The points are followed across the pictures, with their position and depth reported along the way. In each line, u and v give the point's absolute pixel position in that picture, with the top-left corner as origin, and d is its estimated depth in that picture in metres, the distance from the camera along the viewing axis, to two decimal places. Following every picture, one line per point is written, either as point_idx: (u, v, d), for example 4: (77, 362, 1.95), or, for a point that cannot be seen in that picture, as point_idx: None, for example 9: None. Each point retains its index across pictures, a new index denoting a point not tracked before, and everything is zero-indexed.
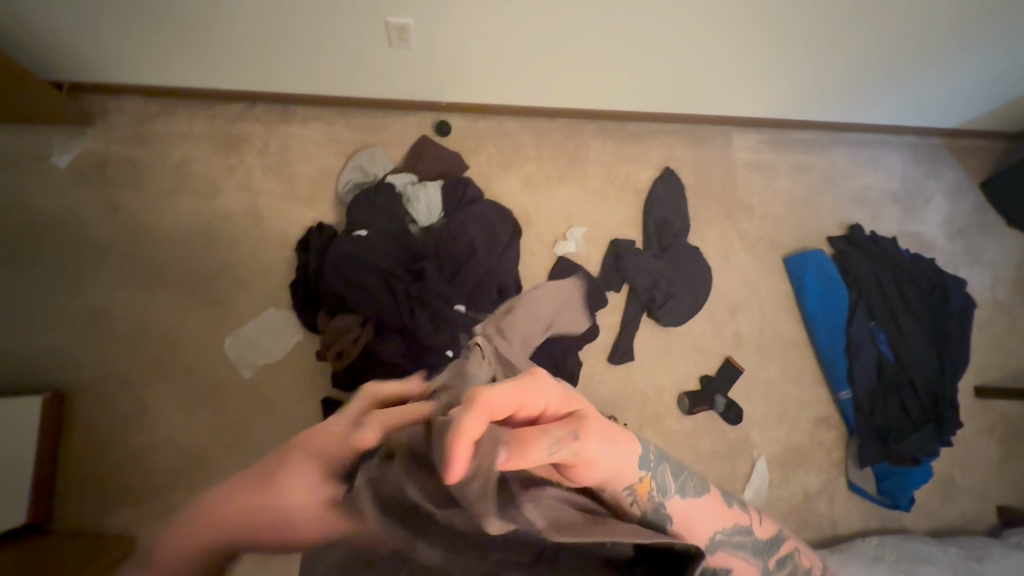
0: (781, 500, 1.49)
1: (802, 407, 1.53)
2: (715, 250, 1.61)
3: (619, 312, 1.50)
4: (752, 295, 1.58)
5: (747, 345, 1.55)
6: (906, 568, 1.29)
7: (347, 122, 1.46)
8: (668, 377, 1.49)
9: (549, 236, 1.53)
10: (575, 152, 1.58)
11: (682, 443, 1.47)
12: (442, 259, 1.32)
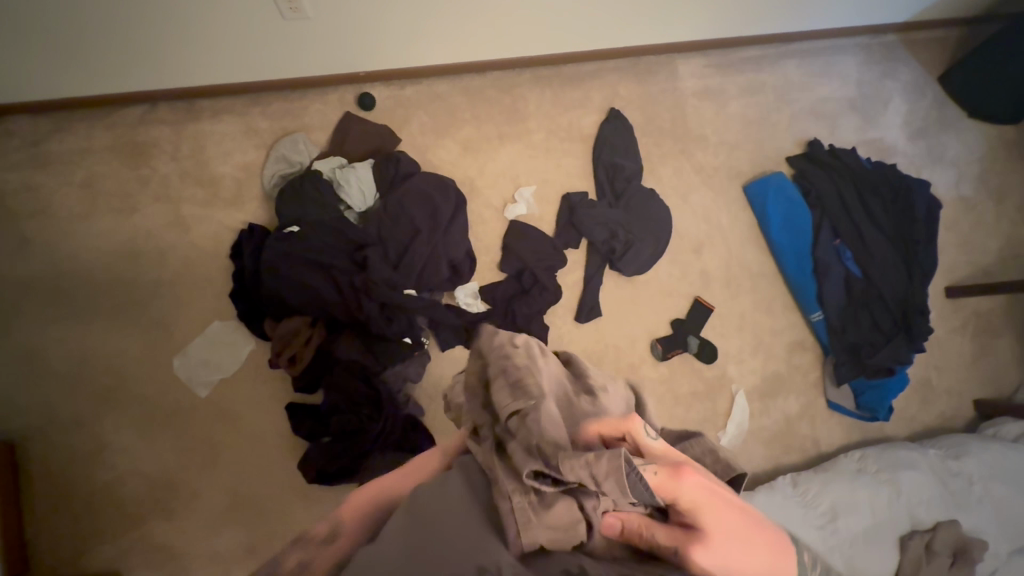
0: (765, 429, 1.49)
1: (776, 335, 1.53)
2: (672, 188, 1.54)
3: (581, 269, 1.45)
4: (714, 230, 1.55)
5: (714, 283, 1.53)
6: (888, 477, 1.34)
7: (262, 109, 1.35)
8: (638, 326, 1.46)
9: (497, 201, 1.46)
10: (513, 106, 1.49)
11: (659, 391, 1.45)
12: (385, 244, 1.25)
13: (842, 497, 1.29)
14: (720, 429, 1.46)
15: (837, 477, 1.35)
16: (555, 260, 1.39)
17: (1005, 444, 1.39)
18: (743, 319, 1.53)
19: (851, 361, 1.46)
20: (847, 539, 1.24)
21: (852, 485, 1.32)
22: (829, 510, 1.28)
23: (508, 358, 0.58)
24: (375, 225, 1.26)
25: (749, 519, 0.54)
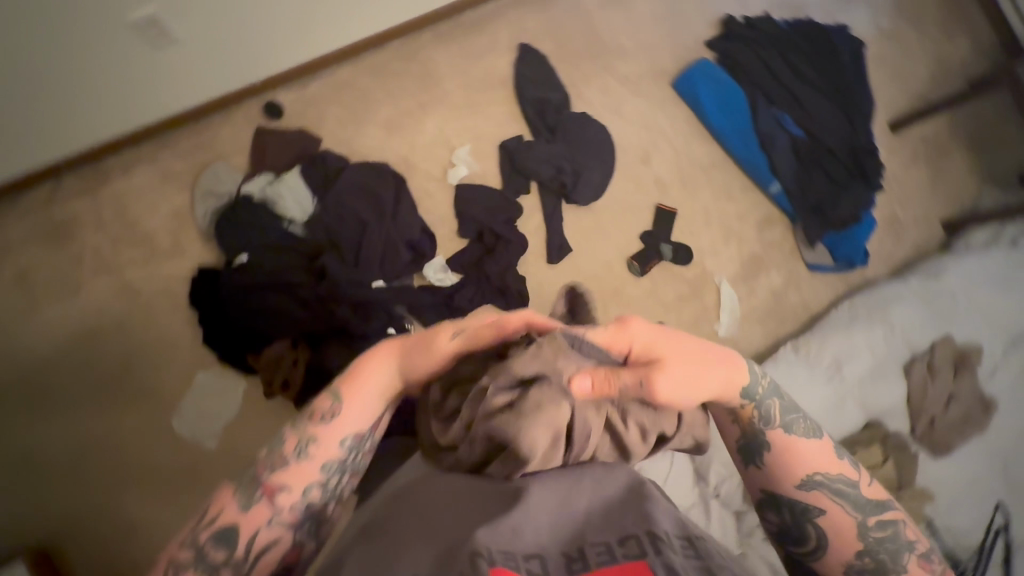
0: (756, 310, 1.52)
1: (742, 218, 1.55)
2: (603, 106, 1.52)
3: (540, 212, 1.43)
4: (656, 135, 1.54)
5: (670, 186, 1.53)
6: (879, 316, 1.39)
7: (172, 150, 1.30)
8: (609, 250, 1.47)
9: (436, 170, 1.41)
10: (423, 71, 1.44)
11: (648, 305, 1.46)
12: (339, 246, 1.24)
13: (839, 348, 1.35)
14: (714, 322, 1.49)
15: (832, 332, 1.40)
16: (510, 212, 1.38)
17: (973, 255, 1.47)
18: (707, 212, 1.54)
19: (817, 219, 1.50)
20: (854, 383, 1.31)
21: (847, 334, 1.38)
22: (834, 363, 1.34)
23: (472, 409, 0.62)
24: (323, 230, 1.24)
25: (698, 349, 0.67)
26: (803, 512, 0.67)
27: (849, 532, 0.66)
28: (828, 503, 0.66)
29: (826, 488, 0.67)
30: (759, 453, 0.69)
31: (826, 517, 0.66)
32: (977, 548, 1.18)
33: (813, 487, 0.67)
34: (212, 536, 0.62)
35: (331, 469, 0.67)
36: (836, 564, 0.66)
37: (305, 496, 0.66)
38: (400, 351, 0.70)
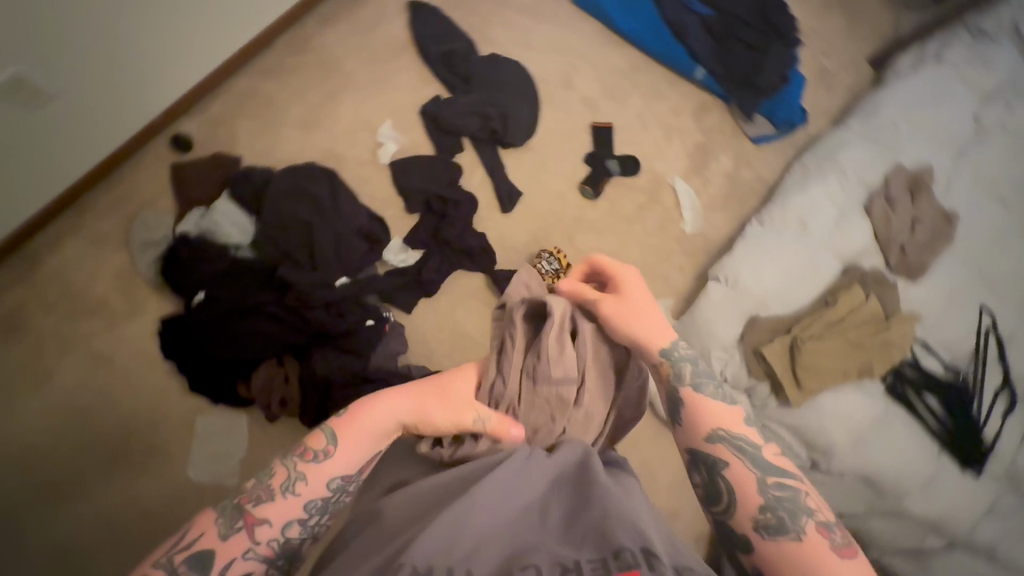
0: (717, 197, 1.53)
1: (677, 112, 1.55)
2: (509, 42, 1.48)
3: (480, 166, 1.42)
4: (570, 56, 1.52)
5: (600, 102, 1.51)
6: (831, 165, 1.40)
7: (95, 213, 1.26)
8: (560, 181, 1.46)
9: (366, 153, 1.38)
10: (321, 59, 1.39)
11: (612, 223, 1.47)
12: (292, 256, 1.21)
13: (801, 206, 1.36)
14: (679, 221, 1.50)
15: (791, 195, 1.40)
16: (452, 173, 1.38)
17: (896, 83, 1.51)
18: (643, 117, 1.53)
19: (749, 90, 1.50)
20: (823, 235, 1.32)
21: (806, 191, 1.38)
22: (799, 222, 1.35)
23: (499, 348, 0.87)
24: (272, 246, 1.22)
25: (653, 317, 0.80)
26: (713, 466, 0.70)
27: (750, 483, 0.67)
28: (732, 455, 0.69)
29: (729, 442, 0.71)
30: (677, 406, 0.76)
31: (733, 470, 0.68)
32: (971, 351, 1.35)
33: (718, 440, 0.71)
34: (186, 560, 0.61)
35: (314, 508, 0.69)
36: (744, 520, 0.66)
37: (284, 533, 0.67)
38: (416, 404, 0.75)
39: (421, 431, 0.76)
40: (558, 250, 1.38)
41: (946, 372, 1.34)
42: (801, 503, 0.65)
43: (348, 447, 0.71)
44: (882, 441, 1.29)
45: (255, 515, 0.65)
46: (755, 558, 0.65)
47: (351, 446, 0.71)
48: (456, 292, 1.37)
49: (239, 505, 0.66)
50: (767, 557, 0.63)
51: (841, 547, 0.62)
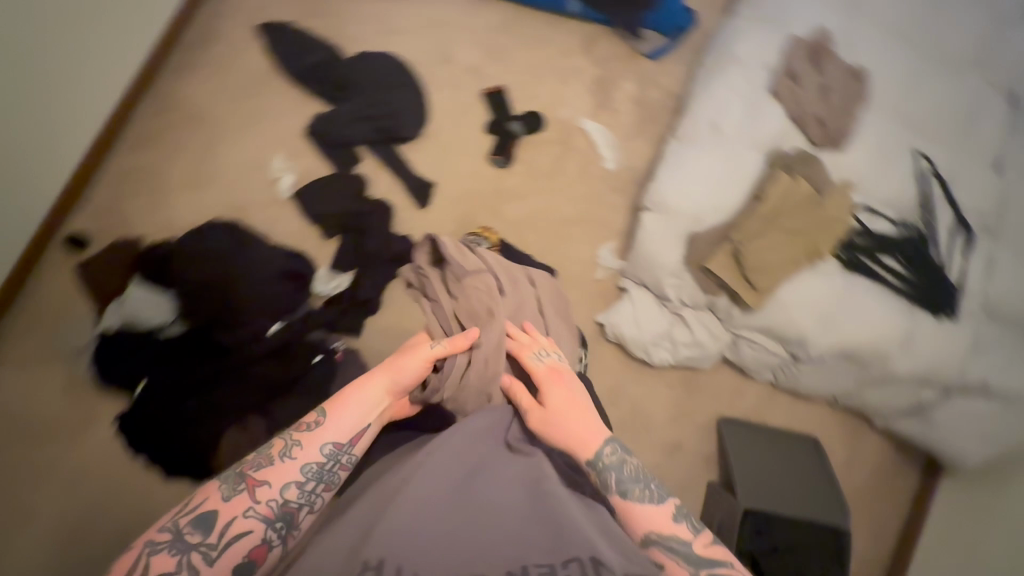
0: (630, 124, 1.49)
1: (566, 52, 1.49)
2: (373, 34, 1.42)
3: (384, 170, 1.38)
4: (440, 29, 1.45)
5: (484, 66, 1.45)
6: (728, 57, 1.35)
7: (16, 336, 1.23)
8: (468, 159, 1.42)
9: (266, 193, 1.34)
10: (190, 113, 1.34)
11: (532, 185, 1.44)
12: (218, 320, 1.20)
13: (710, 107, 1.31)
14: (599, 161, 1.47)
15: (700, 98, 1.34)
16: (357, 186, 1.35)
17: None
18: (533, 67, 1.47)
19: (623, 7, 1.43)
20: (738, 132, 1.28)
21: (712, 89, 1.33)
22: (711, 126, 1.30)
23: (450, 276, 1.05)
24: (198, 314, 1.20)
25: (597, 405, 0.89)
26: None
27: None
28: (665, 560, 0.72)
29: (664, 546, 0.74)
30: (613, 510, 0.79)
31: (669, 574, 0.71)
32: (917, 198, 1.33)
33: (652, 545, 0.74)
34: (191, 521, 0.68)
35: (312, 472, 0.76)
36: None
37: (283, 494, 0.73)
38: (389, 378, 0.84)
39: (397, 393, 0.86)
40: (484, 229, 1.36)
41: (899, 226, 1.33)
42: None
43: (343, 417, 0.80)
44: (855, 315, 1.28)
45: (258, 480, 0.73)
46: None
47: (346, 415, 0.80)
48: (398, 301, 1.38)
49: (244, 472, 0.74)
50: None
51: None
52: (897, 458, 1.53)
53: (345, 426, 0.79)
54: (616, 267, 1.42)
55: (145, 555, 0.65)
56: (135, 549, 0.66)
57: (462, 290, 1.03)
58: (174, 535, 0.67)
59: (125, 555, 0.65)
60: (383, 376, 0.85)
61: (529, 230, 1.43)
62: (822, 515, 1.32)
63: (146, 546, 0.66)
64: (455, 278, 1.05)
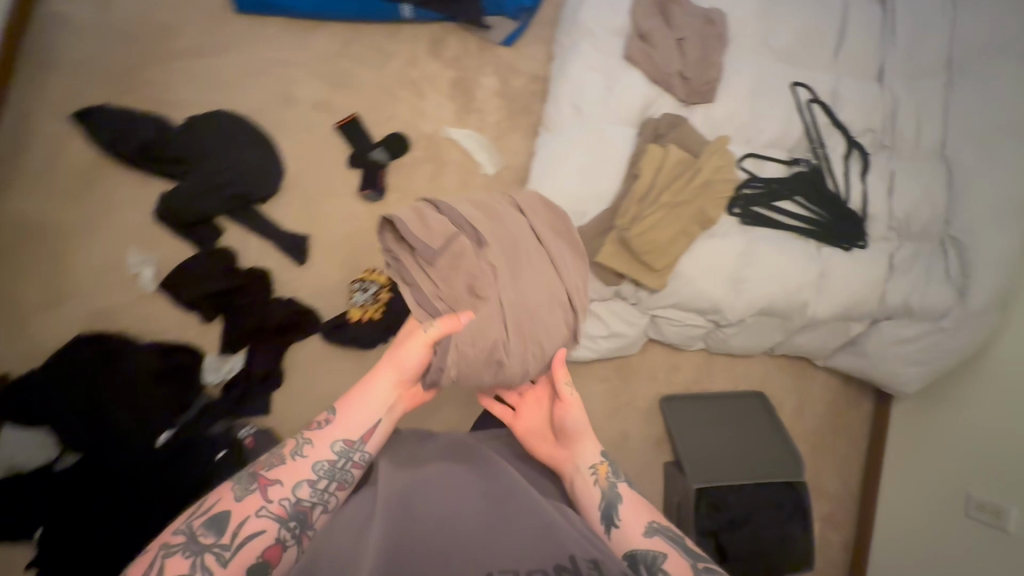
0: (500, 122, 1.40)
1: (415, 61, 1.38)
2: (200, 92, 1.30)
3: (252, 235, 1.30)
4: (272, 67, 1.32)
5: (330, 96, 1.34)
6: (579, 29, 1.24)
7: None
8: (340, 201, 1.34)
9: (132, 291, 1.25)
10: (24, 228, 1.23)
11: (413, 210, 1.36)
12: (114, 443, 1.15)
13: (570, 88, 1.22)
14: (477, 168, 1.38)
15: (558, 80, 1.25)
16: (221, 259, 1.26)
17: None
18: (384, 85, 1.37)
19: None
20: (600, 110, 1.20)
21: (569, 67, 1.23)
22: (573, 108, 1.22)
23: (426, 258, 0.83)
24: (74, 441, 1.13)
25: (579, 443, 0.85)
26: (652, 560, 0.70)
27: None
28: (668, 547, 0.72)
29: (665, 537, 0.74)
30: (614, 507, 0.77)
31: (671, 561, 0.70)
32: (803, 134, 1.27)
33: (656, 534, 0.73)
34: (204, 522, 0.64)
35: (325, 470, 0.72)
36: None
37: (296, 493, 0.69)
38: (396, 372, 0.77)
39: (410, 381, 0.78)
40: (370, 271, 1.28)
41: (790, 167, 1.27)
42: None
43: (350, 412, 0.75)
44: (763, 270, 1.22)
45: (269, 479, 0.69)
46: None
47: (351, 412, 0.75)
48: (301, 366, 1.30)
49: (255, 471, 0.70)
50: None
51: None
52: (848, 390, 1.52)
53: (352, 423, 0.74)
54: None
55: (162, 556, 0.61)
56: (158, 546, 0.62)
57: (444, 272, 0.82)
58: (189, 535, 0.63)
59: (142, 557, 0.62)
60: (388, 369, 0.77)
61: None
62: (773, 476, 1.29)
63: (167, 544, 0.62)
64: (427, 260, 0.83)
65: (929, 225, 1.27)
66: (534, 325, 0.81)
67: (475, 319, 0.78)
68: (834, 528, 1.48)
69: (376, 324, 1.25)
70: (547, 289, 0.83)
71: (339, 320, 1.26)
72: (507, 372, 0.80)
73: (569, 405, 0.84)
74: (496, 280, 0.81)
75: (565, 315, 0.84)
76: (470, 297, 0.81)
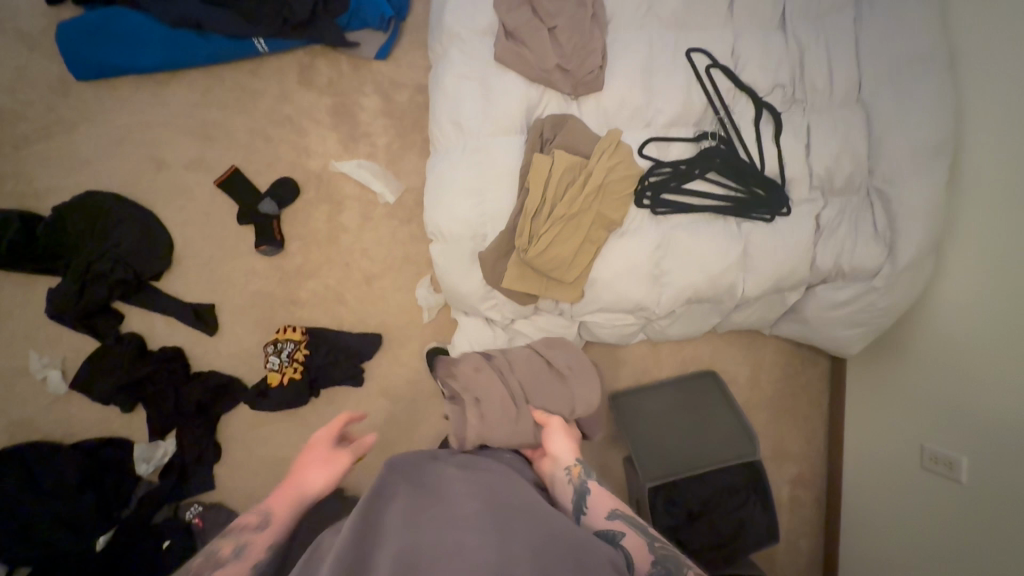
0: (391, 143, 1.32)
1: (287, 97, 1.30)
2: (68, 175, 1.24)
3: (155, 314, 1.25)
4: (139, 136, 1.26)
5: (207, 154, 1.28)
6: (443, 34, 1.15)
7: None
8: (239, 260, 1.28)
9: (43, 396, 1.21)
10: None
11: (318, 254, 1.29)
12: (49, 555, 1.10)
13: (446, 100, 1.12)
14: (376, 197, 1.30)
15: (434, 93, 1.15)
16: (128, 346, 1.21)
17: None
18: (260, 129, 1.29)
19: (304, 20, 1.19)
20: (481, 122, 1.11)
21: (439, 78, 1.14)
22: (453, 125, 1.12)
23: (446, 372, 1.08)
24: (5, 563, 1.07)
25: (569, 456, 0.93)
26: (613, 538, 0.72)
27: (645, 555, 0.67)
28: (627, 529, 0.73)
29: (628, 521, 0.76)
30: (585, 499, 0.81)
31: (630, 539, 0.71)
32: (706, 104, 1.17)
33: (619, 519, 0.75)
34: None
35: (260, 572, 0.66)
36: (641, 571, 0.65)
37: None
38: (332, 473, 0.83)
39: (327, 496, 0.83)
40: (283, 330, 1.24)
41: (697, 144, 1.18)
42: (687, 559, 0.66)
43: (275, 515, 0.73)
44: (682, 259, 1.13)
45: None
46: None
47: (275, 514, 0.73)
48: (236, 438, 1.25)
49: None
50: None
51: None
52: (803, 349, 1.48)
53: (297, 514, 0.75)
54: (438, 301, 1.29)
55: None
56: None
57: (461, 374, 1.06)
58: None
59: None
60: (317, 472, 0.82)
61: (338, 303, 1.29)
62: (732, 455, 1.26)
63: None
64: (451, 367, 1.08)
65: (853, 177, 1.17)
66: (537, 397, 1.04)
67: (489, 391, 1.01)
68: (812, 492, 1.45)
69: (297, 384, 1.22)
70: (539, 376, 1.07)
71: (260, 386, 1.23)
72: (522, 426, 0.98)
73: (553, 426, 0.97)
74: (502, 371, 1.06)
75: (562, 395, 1.05)
76: (481, 384, 1.03)
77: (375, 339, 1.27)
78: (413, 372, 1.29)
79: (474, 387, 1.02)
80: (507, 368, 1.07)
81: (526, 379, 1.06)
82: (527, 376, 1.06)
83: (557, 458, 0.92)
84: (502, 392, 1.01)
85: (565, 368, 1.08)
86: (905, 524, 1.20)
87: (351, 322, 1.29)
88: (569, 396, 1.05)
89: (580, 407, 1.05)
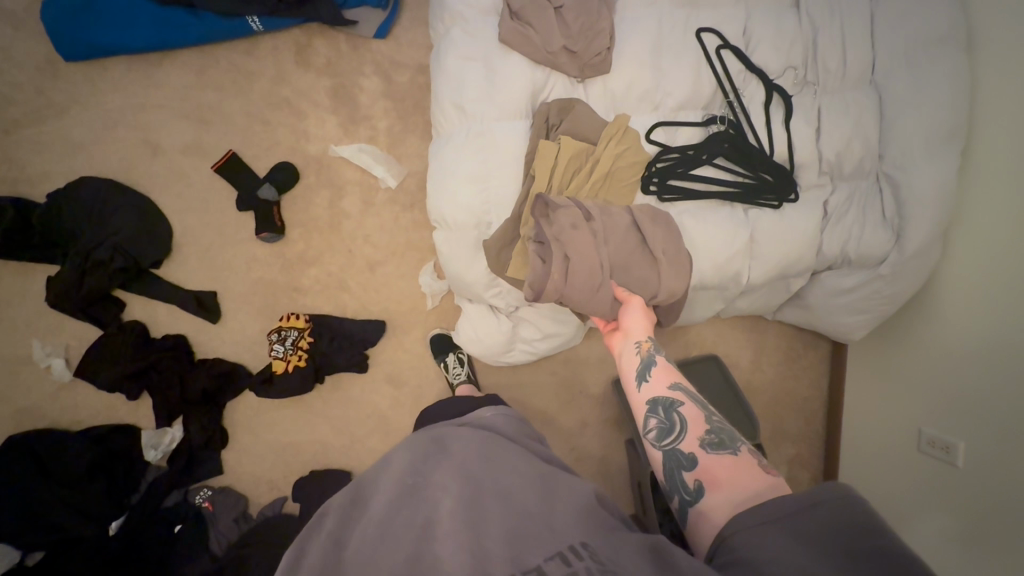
0: (391, 126, 1.29)
1: (284, 78, 1.26)
2: (60, 160, 1.21)
3: (157, 302, 1.24)
4: (132, 120, 1.23)
5: (203, 138, 1.25)
6: (445, 14, 1.11)
7: None
8: (239, 247, 1.26)
9: (47, 384, 1.21)
10: None
11: (319, 240, 1.28)
12: (60, 539, 1.11)
13: (448, 81, 1.09)
14: (377, 183, 1.28)
15: (437, 74, 1.11)
16: (131, 334, 1.21)
17: None
18: (257, 112, 1.26)
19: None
20: (485, 105, 1.08)
21: (441, 59, 1.10)
22: (456, 108, 1.09)
23: (541, 222, 0.99)
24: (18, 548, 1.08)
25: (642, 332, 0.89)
26: (669, 405, 0.70)
27: (701, 426, 0.65)
28: (685, 397, 0.70)
29: (688, 393, 0.72)
30: (649, 367, 0.78)
31: (688, 408, 0.68)
32: (716, 87, 1.14)
33: (680, 388, 0.72)
34: None
35: None
36: (692, 443, 0.64)
37: None
38: None
39: None
40: (286, 317, 1.24)
41: (706, 128, 1.15)
42: (740, 434, 0.65)
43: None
44: (689, 245, 1.12)
45: None
46: (698, 474, 0.61)
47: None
48: (242, 423, 1.26)
49: None
50: (711, 468, 0.61)
51: (767, 468, 0.61)
52: (805, 333, 1.49)
53: None
54: (442, 288, 1.29)
55: None
56: None
57: (554, 221, 0.96)
58: None
59: None
60: None
61: (340, 290, 1.28)
62: None
63: None
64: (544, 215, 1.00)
65: (863, 162, 1.15)
66: (624, 276, 0.98)
67: (579, 251, 0.94)
68: (809, 472, 1.48)
69: (301, 371, 1.22)
70: (632, 253, 0.98)
71: (265, 374, 1.23)
72: (600, 294, 0.95)
73: (633, 303, 0.95)
74: (597, 237, 0.96)
75: (647, 275, 0.98)
76: (573, 246, 0.94)
77: (378, 326, 1.27)
78: (417, 358, 1.30)
79: (567, 242, 0.94)
80: (603, 236, 0.96)
81: (620, 243, 0.98)
82: (619, 240, 0.98)
83: (630, 333, 0.90)
84: (593, 258, 0.94)
85: (661, 253, 0.98)
86: (911, 504, 1.21)
87: (353, 309, 1.28)
88: (656, 286, 0.98)
89: (664, 294, 0.98)
